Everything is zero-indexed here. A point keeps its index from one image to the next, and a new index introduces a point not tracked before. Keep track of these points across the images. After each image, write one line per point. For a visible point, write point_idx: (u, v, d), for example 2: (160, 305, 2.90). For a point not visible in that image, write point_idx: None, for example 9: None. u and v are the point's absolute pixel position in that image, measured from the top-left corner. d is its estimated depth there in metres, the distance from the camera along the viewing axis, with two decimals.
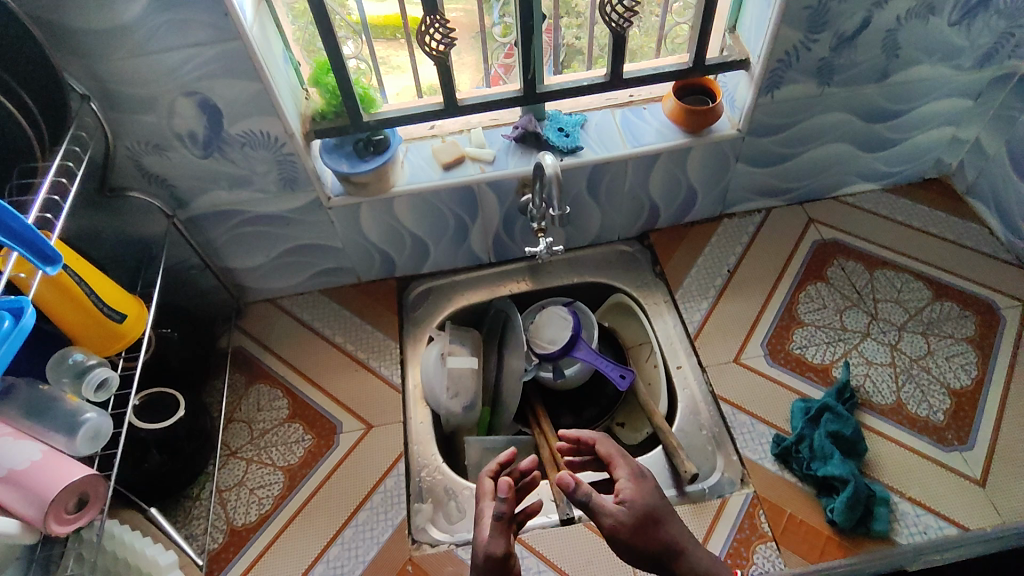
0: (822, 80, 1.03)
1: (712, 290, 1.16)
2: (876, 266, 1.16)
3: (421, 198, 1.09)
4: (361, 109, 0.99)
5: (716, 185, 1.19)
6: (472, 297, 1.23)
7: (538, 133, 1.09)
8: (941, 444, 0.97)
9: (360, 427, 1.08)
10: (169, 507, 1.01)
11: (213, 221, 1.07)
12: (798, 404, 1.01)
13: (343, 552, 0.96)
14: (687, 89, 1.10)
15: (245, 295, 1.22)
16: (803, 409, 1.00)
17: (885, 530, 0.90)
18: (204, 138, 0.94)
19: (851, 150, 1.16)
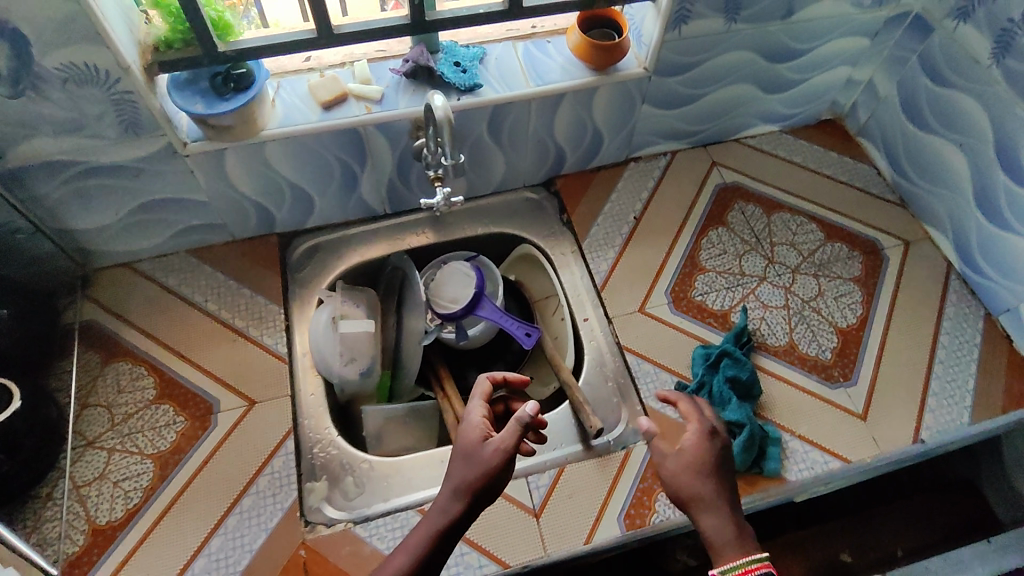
0: (728, 15, 0.98)
1: (618, 239, 1.12)
2: (773, 209, 1.16)
3: (298, 143, 0.95)
4: (217, 39, 0.83)
5: (622, 127, 1.13)
6: (366, 253, 1.12)
7: (431, 68, 0.97)
8: (829, 382, 0.99)
9: (242, 404, 0.97)
10: (14, 512, 0.88)
11: (40, 175, 0.89)
12: (698, 351, 1.00)
13: (227, 543, 0.87)
14: (592, 21, 1.01)
15: (93, 260, 1.05)
16: (703, 356, 0.99)
17: (776, 469, 0.91)
18: (11, 72, 0.75)
19: (753, 90, 1.14)
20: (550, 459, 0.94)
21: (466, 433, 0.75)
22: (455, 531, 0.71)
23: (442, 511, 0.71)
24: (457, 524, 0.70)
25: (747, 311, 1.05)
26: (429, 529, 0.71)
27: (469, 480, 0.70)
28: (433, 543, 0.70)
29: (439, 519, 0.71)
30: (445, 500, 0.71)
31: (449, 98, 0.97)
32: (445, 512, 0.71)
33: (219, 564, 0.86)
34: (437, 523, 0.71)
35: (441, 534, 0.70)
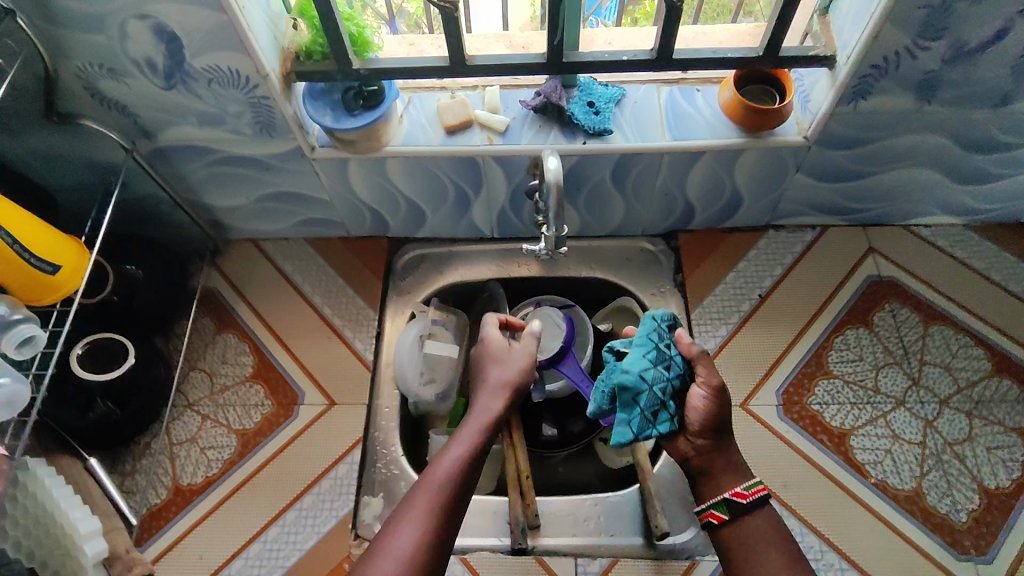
0: (921, 96, 0.81)
1: (735, 316, 1.02)
2: (934, 321, 0.99)
3: (418, 163, 0.94)
4: (351, 53, 0.83)
5: (767, 193, 1.00)
6: (467, 273, 1.10)
7: (562, 107, 0.92)
8: (954, 549, 0.85)
9: (323, 402, 1.01)
10: (116, 455, 0.97)
11: (186, 156, 0.94)
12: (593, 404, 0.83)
13: (282, 536, 0.91)
14: (751, 77, 0.90)
15: (226, 233, 1.12)
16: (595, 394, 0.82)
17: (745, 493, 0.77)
18: (165, 68, 0.79)
19: (939, 178, 0.97)
20: (606, 544, 0.89)
21: (486, 358, 0.88)
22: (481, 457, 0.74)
23: (468, 439, 0.75)
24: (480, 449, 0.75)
25: (871, 436, 0.92)
26: (462, 448, 0.73)
27: (506, 379, 0.85)
28: (466, 464, 0.71)
29: (465, 444, 0.74)
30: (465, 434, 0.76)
31: (574, 140, 0.91)
32: (481, 424, 0.78)
33: (271, 554, 0.90)
34: (466, 446, 0.74)
35: (473, 456, 0.73)
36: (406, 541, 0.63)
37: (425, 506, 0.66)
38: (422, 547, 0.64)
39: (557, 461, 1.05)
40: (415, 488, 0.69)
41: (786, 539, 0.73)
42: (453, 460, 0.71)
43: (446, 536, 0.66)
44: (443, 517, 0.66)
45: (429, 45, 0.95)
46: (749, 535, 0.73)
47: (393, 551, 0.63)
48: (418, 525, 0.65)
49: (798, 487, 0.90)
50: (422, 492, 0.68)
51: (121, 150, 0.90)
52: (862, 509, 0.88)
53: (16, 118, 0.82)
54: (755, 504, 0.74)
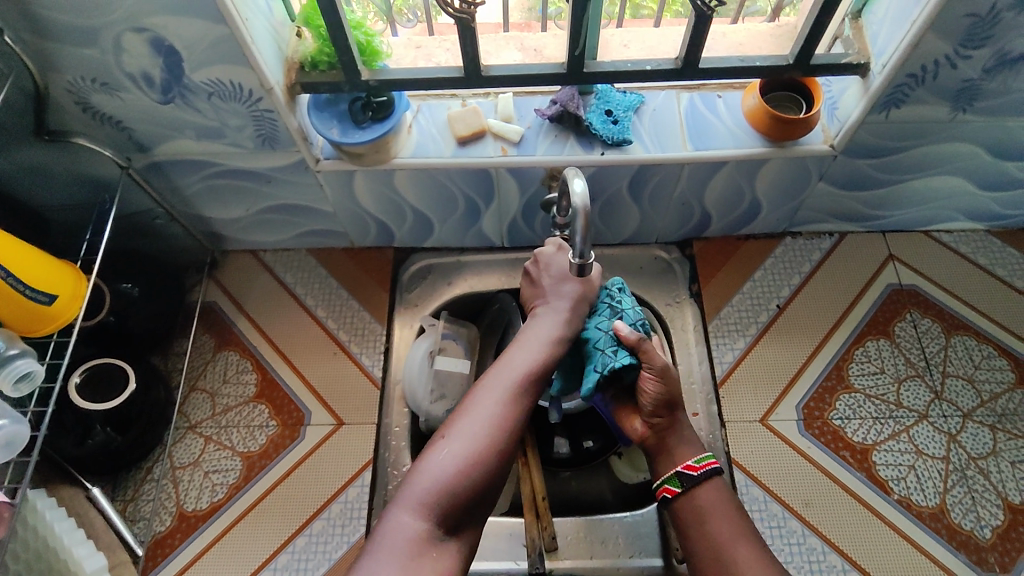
0: (958, 104, 0.80)
1: (753, 327, 0.99)
2: (955, 331, 0.98)
3: (426, 174, 0.90)
4: (360, 64, 0.79)
5: (787, 201, 0.97)
6: (476, 284, 1.06)
7: (579, 116, 0.88)
8: (980, 567, 0.84)
9: (330, 422, 0.97)
10: (117, 480, 0.93)
11: (182, 169, 0.89)
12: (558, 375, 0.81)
13: (292, 563, 0.89)
14: (775, 84, 0.87)
15: (223, 245, 1.07)
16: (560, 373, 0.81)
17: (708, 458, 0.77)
18: (162, 82, 0.74)
19: (964, 185, 0.95)
20: (625, 566, 0.87)
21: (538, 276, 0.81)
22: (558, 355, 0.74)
23: (551, 327, 0.75)
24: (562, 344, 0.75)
25: (894, 451, 0.91)
26: (541, 343, 0.73)
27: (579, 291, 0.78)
28: (544, 361, 0.72)
29: (547, 336, 0.74)
30: (541, 325, 0.75)
31: (592, 151, 0.88)
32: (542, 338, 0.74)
33: None
34: (546, 340, 0.74)
35: (550, 353, 0.73)
36: (478, 429, 0.65)
37: (501, 401, 0.67)
38: (492, 438, 0.65)
39: (569, 474, 1.01)
40: (488, 380, 0.70)
41: (738, 508, 0.74)
42: (532, 355, 0.72)
43: (516, 430, 0.67)
44: (516, 415, 0.67)
45: (437, 47, 0.90)
46: (701, 507, 0.74)
47: (461, 437, 0.64)
48: (491, 416, 0.66)
49: (822, 504, 0.88)
50: (498, 384, 0.69)
51: (115, 166, 0.85)
52: (886, 527, 0.87)
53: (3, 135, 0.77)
54: (706, 476, 0.75)
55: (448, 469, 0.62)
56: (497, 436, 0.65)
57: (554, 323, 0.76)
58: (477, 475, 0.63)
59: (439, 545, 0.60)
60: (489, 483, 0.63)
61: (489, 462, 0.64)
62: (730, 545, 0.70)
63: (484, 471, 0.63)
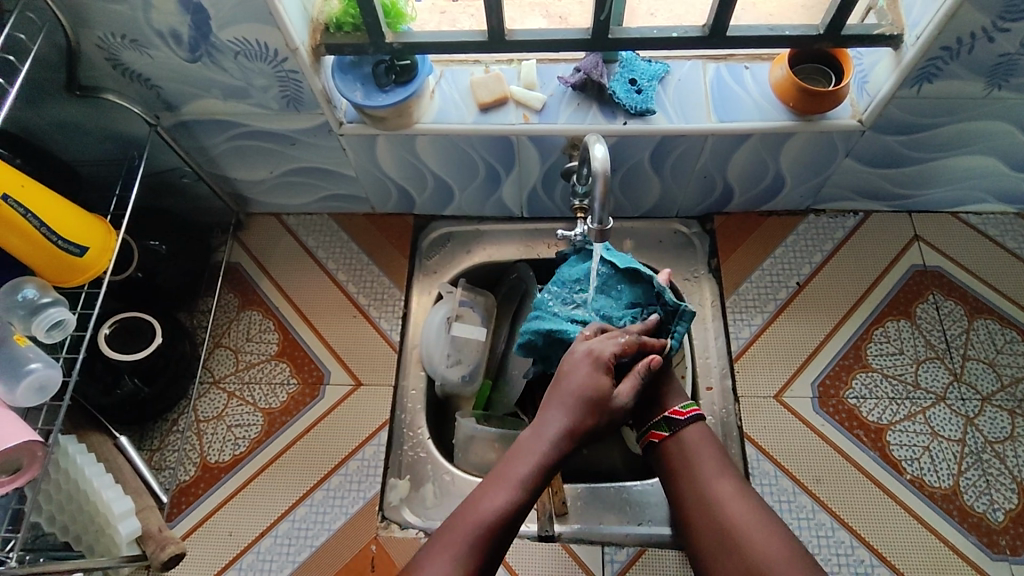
0: (993, 80, 0.78)
1: (771, 304, 0.99)
2: (978, 314, 0.97)
3: (448, 141, 0.90)
4: (385, 26, 0.79)
5: (812, 177, 0.96)
6: (495, 253, 1.07)
7: (602, 84, 0.87)
8: (990, 549, 0.84)
9: (349, 382, 0.99)
10: (144, 430, 0.97)
11: (209, 129, 0.91)
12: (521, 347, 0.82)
13: (310, 515, 0.91)
14: (804, 56, 0.86)
15: (248, 206, 1.09)
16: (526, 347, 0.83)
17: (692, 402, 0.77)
18: (190, 40, 0.75)
19: (995, 166, 0.93)
20: (633, 534, 0.89)
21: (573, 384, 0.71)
22: (525, 510, 0.67)
23: (519, 480, 0.67)
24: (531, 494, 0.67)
25: (909, 432, 0.90)
26: (516, 482, 0.67)
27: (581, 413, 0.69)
28: (508, 519, 0.65)
29: (518, 484, 0.67)
30: (510, 474, 0.67)
31: (614, 120, 0.87)
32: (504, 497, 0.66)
33: (300, 533, 0.90)
34: (519, 483, 0.67)
35: (515, 511, 0.66)
36: None
37: (449, 566, 0.62)
38: None
39: (580, 442, 1.03)
40: (440, 540, 0.64)
41: (720, 449, 0.74)
42: (493, 511, 0.65)
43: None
44: None
45: (461, 12, 0.90)
46: (687, 449, 0.74)
47: None
48: None
49: (833, 481, 0.88)
50: (444, 554, 0.63)
51: (144, 124, 0.87)
52: (898, 507, 0.87)
53: (37, 89, 0.79)
54: (691, 420, 0.75)
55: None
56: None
57: (524, 475, 0.67)
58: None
59: None
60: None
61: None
62: (712, 482, 0.71)
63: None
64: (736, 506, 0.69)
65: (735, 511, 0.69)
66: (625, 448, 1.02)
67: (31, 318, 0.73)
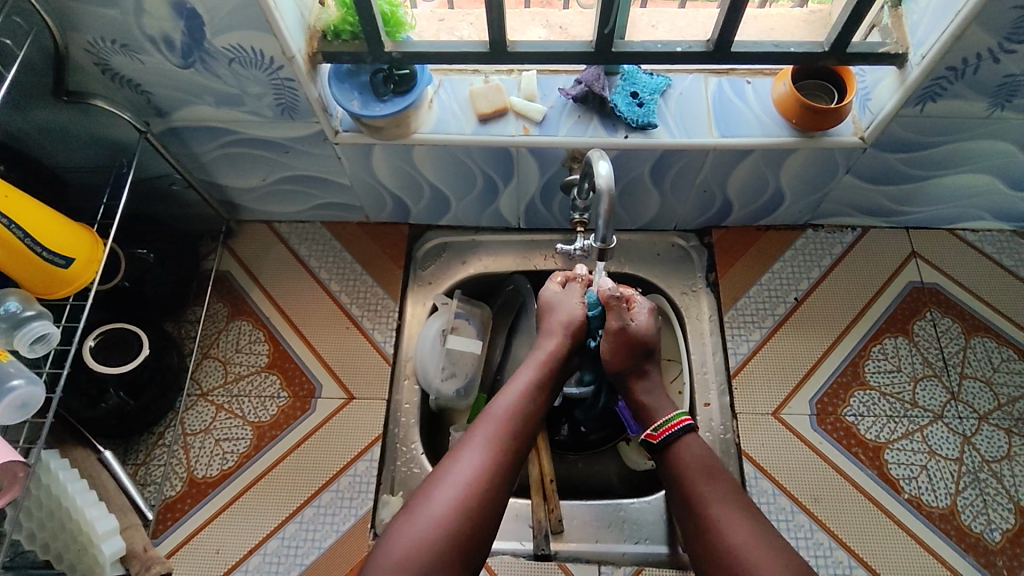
0: (996, 101, 0.77)
1: (769, 320, 0.98)
2: (976, 331, 0.97)
3: (445, 151, 0.88)
4: (384, 35, 0.77)
5: (812, 192, 0.95)
6: (492, 264, 1.06)
7: (604, 96, 0.86)
8: (987, 570, 0.84)
9: (341, 396, 0.97)
10: (129, 443, 0.94)
11: (200, 136, 0.88)
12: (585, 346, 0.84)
13: (300, 533, 0.89)
14: (807, 72, 0.85)
15: (238, 214, 1.07)
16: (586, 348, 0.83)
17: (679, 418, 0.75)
18: (183, 46, 0.73)
19: (993, 184, 0.93)
20: (630, 552, 0.87)
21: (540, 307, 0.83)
22: (537, 399, 0.74)
23: (532, 370, 0.76)
24: (544, 386, 0.75)
25: (907, 450, 0.90)
26: (527, 379, 0.75)
27: (562, 321, 0.80)
28: (524, 404, 0.72)
29: (527, 379, 0.75)
30: (542, 341, 0.79)
31: (616, 133, 0.86)
32: (540, 357, 0.77)
33: (289, 552, 0.88)
34: (527, 382, 0.74)
35: (531, 397, 0.73)
36: (466, 466, 0.66)
37: (481, 445, 0.68)
38: (483, 470, 0.66)
39: (575, 457, 1.01)
40: (467, 433, 0.70)
41: (713, 465, 0.71)
42: (512, 400, 0.72)
43: (524, 428, 0.71)
44: (496, 463, 0.67)
45: (460, 21, 0.88)
46: (678, 467, 0.72)
47: (443, 490, 0.64)
48: (469, 469, 0.66)
49: (831, 500, 0.88)
50: (476, 435, 0.69)
51: (133, 130, 0.85)
52: (896, 527, 0.86)
53: (23, 94, 0.76)
54: (668, 441, 0.73)
55: (469, 467, 0.66)
56: (506, 435, 0.69)
57: (536, 371, 0.76)
58: (491, 468, 0.66)
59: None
60: (475, 520, 0.63)
61: (464, 514, 0.63)
62: (706, 501, 0.68)
63: (464, 516, 0.63)
64: (733, 522, 0.65)
65: (730, 534, 0.64)
66: (621, 462, 1.01)
67: (14, 332, 0.71)
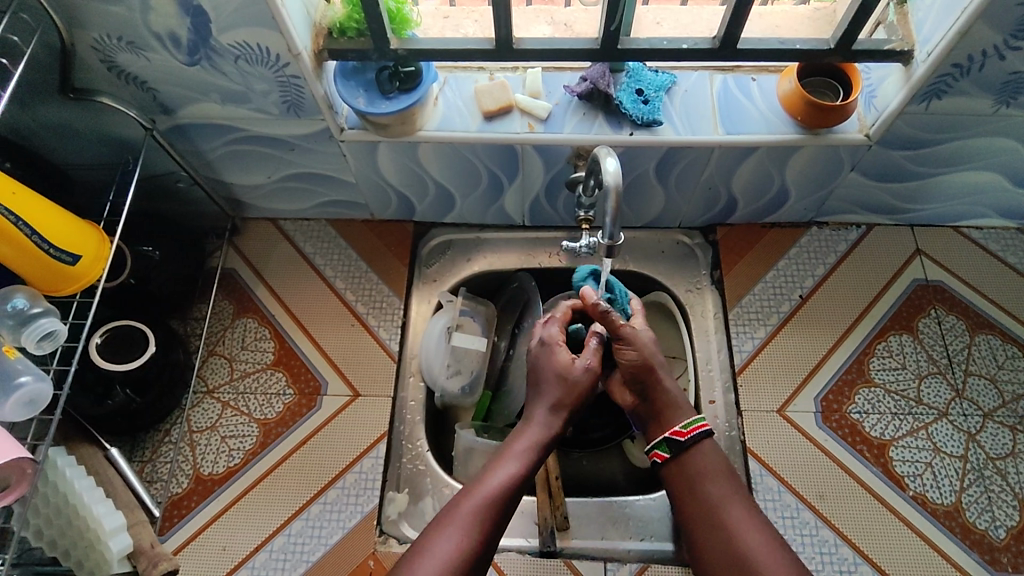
0: (1001, 98, 0.77)
1: (774, 317, 0.98)
2: (980, 329, 0.97)
3: (450, 148, 0.88)
4: (390, 32, 0.77)
5: (817, 190, 0.95)
6: (496, 261, 1.06)
7: (609, 93, 0.86)
8: (992, 567, 0.84)
9: (347, 393, 0.97)
10: (135, 441, 0.94)
11: (206, 133, 0.88)
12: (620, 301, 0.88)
13: (306, 530, 0.89)
14: (812, 69, 0.85)
15: (243, 211, 1.07)
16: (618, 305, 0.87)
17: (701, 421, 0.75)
18: (189, 43, 0.73)
19: (998, 181, 0.93)
20: (635, 549, 0.88)
21: (545, 363, 0.79)
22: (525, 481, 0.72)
23: (523, 451, 0.73)
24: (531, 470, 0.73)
25: (911, 447, 0.90)
26: (515, 463, 0.72)
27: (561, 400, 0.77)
28: (511, 488, 0.70)
29: (517, 461, 0.72)
30: (536, 415, 0.77)
31: (621, 130, 0.86)
32: (533, 439, 0.74)
33: (295, 548, 0.88)
34: (516, 465, 0.72)
35: (518, 481, 0.71)
36: (443, 551, 0.64)
37: (461, 529, 0.66)
38: (458, 558, 0.64)
39: (580, 454, 1.02)
40: (448, 511, 0.68)
41: (730, 472, 0.73)
42: (497, 483, 0.70)
43: (508, 505, 0.69)
44: (473, 550, 0.65)
45: (465, 18, 0.88)
46: (697, 472, 0.73)
47: (417, 573, 0.63)
48: (447, 555, 0.64)
49: (836, 497, 0.88)
50: (458, 517, 0.67)
51: (139, 127, 0.85)
52: (901, 524, 0.86)
53: (30, 91, 0.76)
54: (693, 441, 0.74)
55: (449, 550, 0.64)
56: (490, 516, 0.67)
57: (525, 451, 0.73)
58: (471, 550, 0.65)
59: None
60: None
61: None
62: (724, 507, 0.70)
63: None
64: (751, 532, 0.68)
65: (750, 540, 0.67)
66: (626, 460, 1.01)
67: (21, 328, 0.71)
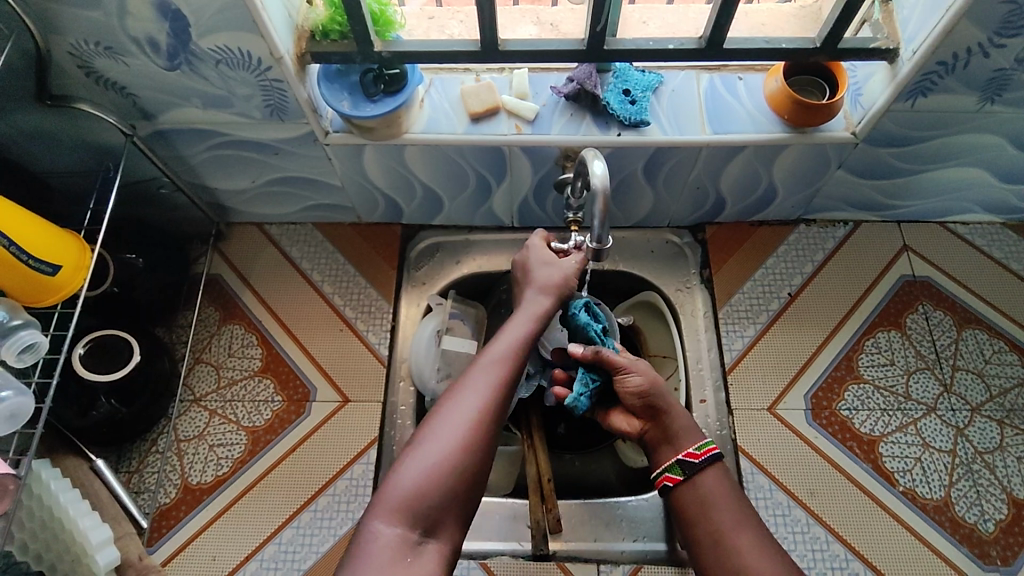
0: (986, 95, 0.78)
1: (764, 315, 0.98)
2: (967, 324, 0.98)
3: (437, 151, 0.87)
4: (373, 34, 0.76)
5: (804, 188, 0.95)
6: (485, 263, 1.05)
7: (596, 94, 0.86)
8: (981, 560, 0.85)
9: (337, 399, 0.97)
10: (121, 452, 0.93)
11: (188, 138, 0.87)
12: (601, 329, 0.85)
13: (297, 538, 0.88)
14: (798, 68, 0.85)
15: (228, 216, 1.06)
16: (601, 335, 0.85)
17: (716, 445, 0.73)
18: (169, 48, 0.72)
19: (983, 177, 0.93)
20: (628, 551, 0.88)
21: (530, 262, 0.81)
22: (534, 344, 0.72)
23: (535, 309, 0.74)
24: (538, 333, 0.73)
25: (901, 443, 0.91)
26: (523, 328, 0.72)
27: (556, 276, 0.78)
28: (521, 352, 0.70)
29: (527, 321, 0.73)
30: (534, 296, 0.76)
31: (608, 131, 0.85)
32: (537, 313, 0.74)
33: (286, 557, 0.87)
34: (524, 329, 0.72)
35: (527, 345, 0.71)
36: (461, 424, 0.63)
37: (479, 392, 0.65)
38: (478, 427, 0.63)
39: (572, 455, 1.02)
40: (464, 375, 0.67)
41: (740, 496, 0.71)
42: (510, 346, 0.70)
43: (521, 372, 0.70)
44: (493, 417, 0.64)
45: (450, 18, 0.88)
46: (702, 495, 0.71)
47: (435, 446, 0.61)
48: (466, 416, 0.63)
49: (826, 494, 0.88)
50: (475, 377, 0.66)
51: (120, 133, 0.84)
52: (891, 520, 0.87)
53: (6, 97, 0.75)
54: (708, 463, 0.72)
55: (474, 406, 0.64)
56: (510, 372, 0.68)
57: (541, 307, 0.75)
58: (494, 407, 0.65)
59: (416, 550, 0.57)
60: (464, 487, 0.61)
61: (455, 479, 0.60)
62: (731, 533, 0.68)
63: (454, 482, 0.60)
64: (757, 557, 0.65)
65: (755, 565, 0.65)
66: (617, 461, 1.01)
67: (1, 341, 0.70)
